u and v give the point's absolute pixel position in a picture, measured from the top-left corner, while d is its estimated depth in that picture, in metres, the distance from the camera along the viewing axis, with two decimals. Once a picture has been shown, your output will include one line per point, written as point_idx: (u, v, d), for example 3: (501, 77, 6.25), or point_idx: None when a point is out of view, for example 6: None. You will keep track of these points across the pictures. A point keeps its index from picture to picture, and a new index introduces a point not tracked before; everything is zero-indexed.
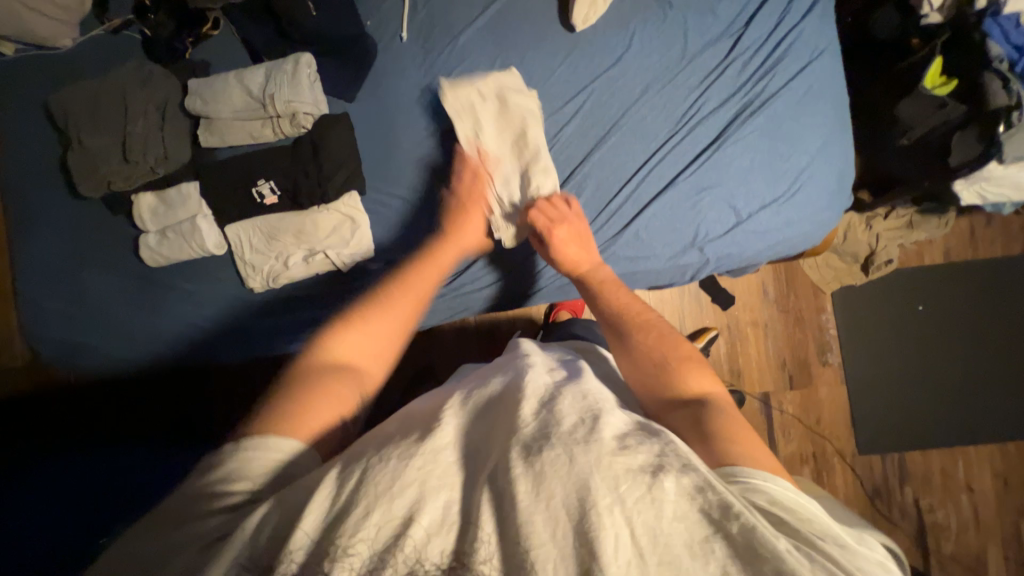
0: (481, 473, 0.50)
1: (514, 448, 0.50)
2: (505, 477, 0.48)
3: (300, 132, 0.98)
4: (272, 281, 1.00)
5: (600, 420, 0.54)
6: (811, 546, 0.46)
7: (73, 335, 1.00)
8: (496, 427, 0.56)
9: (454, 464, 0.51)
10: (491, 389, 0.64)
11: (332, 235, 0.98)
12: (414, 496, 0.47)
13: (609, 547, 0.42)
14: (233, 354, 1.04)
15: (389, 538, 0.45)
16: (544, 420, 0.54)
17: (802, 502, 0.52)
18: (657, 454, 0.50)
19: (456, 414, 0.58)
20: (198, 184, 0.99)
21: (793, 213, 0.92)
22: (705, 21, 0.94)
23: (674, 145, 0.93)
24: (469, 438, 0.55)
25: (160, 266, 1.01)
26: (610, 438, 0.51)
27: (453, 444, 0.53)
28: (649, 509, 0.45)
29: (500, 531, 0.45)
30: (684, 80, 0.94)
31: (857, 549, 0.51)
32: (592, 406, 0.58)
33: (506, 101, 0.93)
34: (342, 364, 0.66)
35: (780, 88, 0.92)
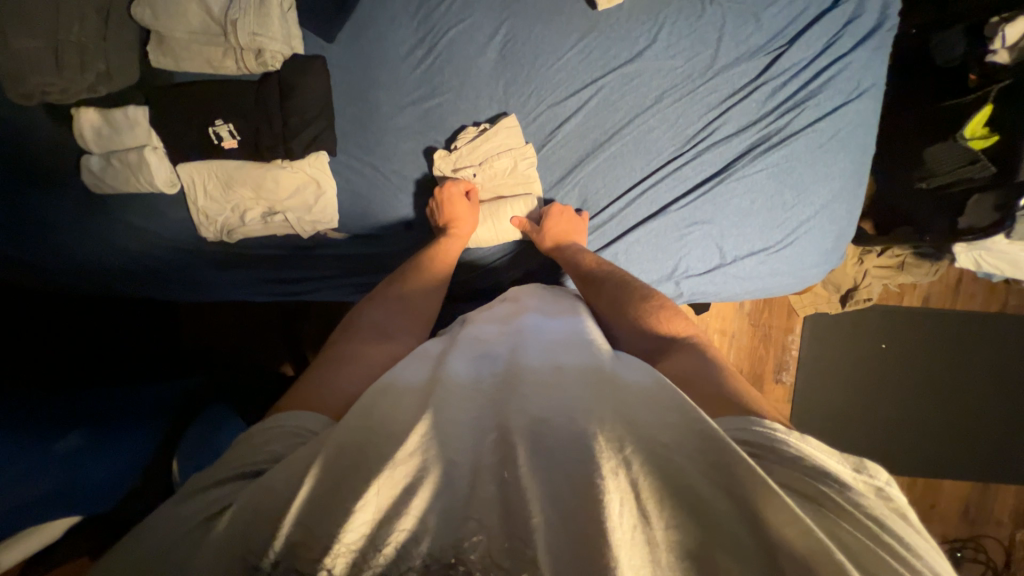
0: (488, 441, 0.49)
1: (522, 419, 0.50)
2: (509, 446, 0.47)
3: (267, 71, 0.86)
4: (229, 235, 0.94)
5: (597, 403, 0.51)
6: (823, 507, 0.44)
7: (10, 250, 0.94)
8: (497, 398, 0.54)
9: (449, 444, 0.48)
10: (486, 369, 0.59)
11: (294, 196, 0.91)
12: (420, 463, 0.46)
13: (616, 510, 0.42)
14: (194, 296, 1.02)
15: (367, 536, 0.41)
16: (547, 398, 0.53)
17: (797, 447, 0.49)
18: (663, 421, 0.50)
19: (452, 383, 0.56)
20: (148, 110, 0.87)
21: (779, 264, 0.87)
22: (746, 30, 0.81)
23: (674, 169, 0.85)
24: (465, 399, 0.54)
25: (104, 194, 0.92)
26: (615, 404, 0.52)
27: (443, 417, 0.50)
28: (654, 470, 0.46)
29: (503, 508, 0.43)
30: (704, 95, 0.83)
31: (855, 481, 0.48)
32: (592, 369, 0.58)
33: (493, 167, 0.86)
34: (362, 332, 0.69)
35: (805, 126, 0.83)
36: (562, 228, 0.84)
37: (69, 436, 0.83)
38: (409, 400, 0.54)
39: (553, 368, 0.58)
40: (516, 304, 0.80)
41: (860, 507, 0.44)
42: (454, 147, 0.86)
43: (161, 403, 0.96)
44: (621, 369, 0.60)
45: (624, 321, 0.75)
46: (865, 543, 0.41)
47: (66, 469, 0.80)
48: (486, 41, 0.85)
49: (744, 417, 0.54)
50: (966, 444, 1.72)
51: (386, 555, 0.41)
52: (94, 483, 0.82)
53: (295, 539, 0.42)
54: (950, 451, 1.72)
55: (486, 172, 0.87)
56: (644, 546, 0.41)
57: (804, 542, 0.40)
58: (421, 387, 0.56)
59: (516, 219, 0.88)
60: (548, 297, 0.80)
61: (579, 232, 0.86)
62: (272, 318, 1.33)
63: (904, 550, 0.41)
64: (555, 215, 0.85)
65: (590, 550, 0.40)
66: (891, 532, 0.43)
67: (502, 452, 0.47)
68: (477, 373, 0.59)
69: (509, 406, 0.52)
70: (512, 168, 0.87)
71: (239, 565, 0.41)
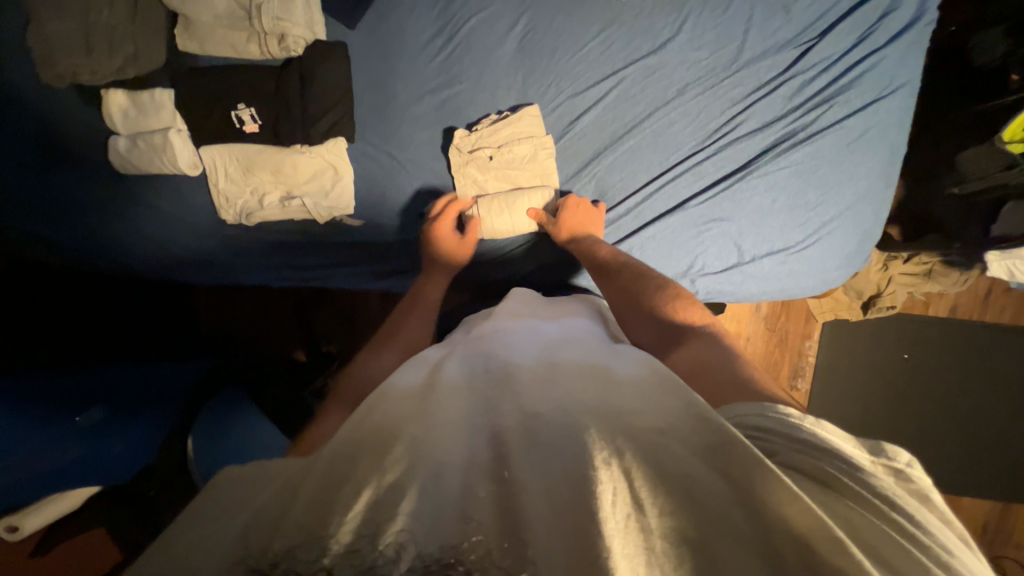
0: (481, 438, 0.49)
1: (513, 417, 0.51)
2: (500, 443, 0.48)
3: (289, 57, 0.87)
4: (247, 219, 0.95)
5: (586, 403, 0.52)
6: (830, 495, 0.42)
7: (39, 227, 0.97)
8: (488, 397, 0.55)
9: (442, 440, 0.49)
10: (479, 370, 0.61)
11: (312, 181, 0.92)
12: (405, 468, 0.45)
13: (608, 501, 0.41)
14: (212, 279, 1.04)
15: (359, 535, 0.41)
16: (538, 395, 0.53)
17: (810, 431, 0.47)
18: (657, 414, 0.50)
19: (447, 385, 0.58)
20: (174, 93, 0.89)
21: (799, 264, 0.85)
22: (774, 23, 0.78)
23: (695, 163, 0.83)
24: (459, 401, 0.55)
25: (129, 175, 0.94)
26: (605, 401, 0.52)
27: (435, 417, 0.52)
28: (647, 460, 0.45)
29: (497, 503, 0.44)
30: (728, 90, 0.81)
31: (868, 463, 0.45)
32: (582, 372, 0.59)
33: (511, 152, 0.85)
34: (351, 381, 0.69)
35: (833, 123, 0.80)
36: (576, 221, 0.84)
37: (91, 410, 0.86)
38: (401, 399, 0.55)
39: (545, 368, 0.59)
40: (514, 303, 0.81)
41: (871, 487, 0.42)
42: (474, 129, 0.86)
43: (180, 389, 0.99)
44: (616, 367, 0.60)
45: (635, 317, 0.75)
46: (868, 521, 0.40)
47: (86, 441, 0.83)
48: (507, 30, 0.84)
49: (757, 403, 0.53)
50: (989, 463, 1.66)
51: (387, 545, 0.40)
52: (111, 457, 0.84)
53: (294, 542, 0.40)
54: (971, 469, 1.66)
55: (503, 156, 0.86)
56: (637, 535, 0.40)
57: (802, 517, 0.39)
58: (418, 387, 0.58)
59: (533, 211, 0.87)
60: (550, 305, 0.82)
61: (596, 223, 0.85)
62: (287, 303, 1.35)
63: (916, 529, 0.39)
64: (572, 207, 0.84)
65: (581, 537, 0.39)
66: (900, 512, 0.41)
67: (496, 450, 0.48)
68: (471, 374, 0.61)
69: (500, 404, 0.53)
70: (530, 157, 0.86)
71: (238, 568, 0.40)
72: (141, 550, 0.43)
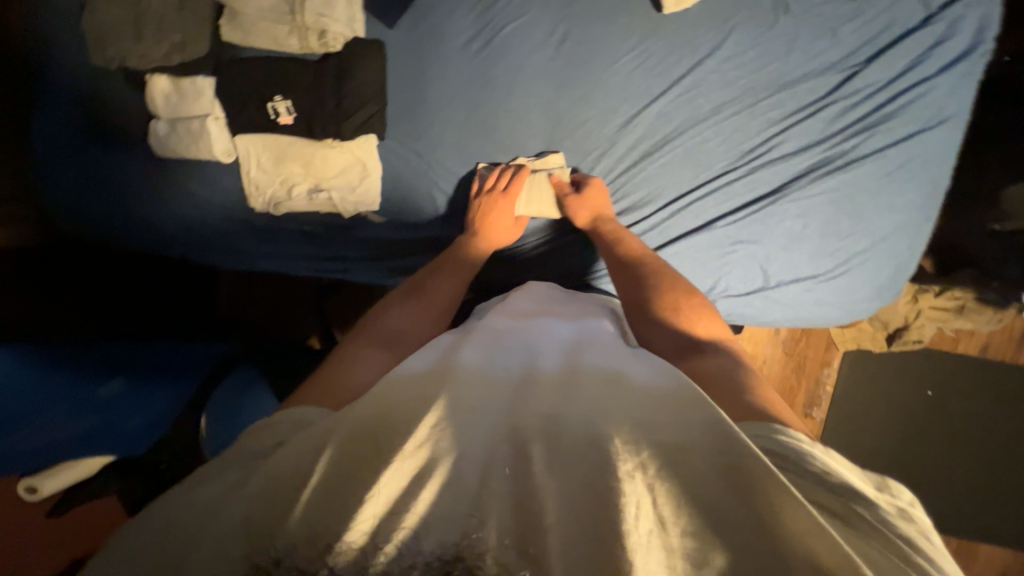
0: (500, 435, 0.49)
1: (532, 416, 0.50)
2: (522, 445, 0.47)
3: (327, 52, 0.89)
4: (275, 210, 0.97)
5: (610, 407, 0.51)
6: (854, 536, 0.41)
7: (74, 201, 1.00)
8: (507, 392, 0.54)
9: (460, 434, 0.48)
10: (496, 364, 0.60)
11: (340, 175, 0.93)
12: (425, 455, 0.45)
13: (632, 515, 0.41)
14: (235, 264, 1.06)
15: (374, 527, 0.41)
16: (562, 400, 0.52)
17: (824, 462, 0.46)
18: (680, 422, 0.48)
19: (464, 372, 0.57)
20: (214, 81, 0.92)
21: (826, 295, 0.82)
22: (820, 45, 0.76)
23: (726, 184, 0.81)
24: (477, 390, 0.54)
25: (165, 158, 0.97)
26: (629, 408, 0.51)
27: (455, 405, 0.51)
28: (674, 476, 0.44)
29: (513, 505, 0.43)
30: (766, 111, 0.79)
31: (877, 497, 0.45)
32: (603, 373, 0.57)
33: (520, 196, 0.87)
34: (370, 333, 0.69)
35: (874, 151, 0.77)
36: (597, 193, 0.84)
37: (112, 382, 0.88)
38: (417, 381, 0.55)
39: (567, 371, 0.58)
40: (530, 295, 0.81)
41: (890, 529, 0.41)
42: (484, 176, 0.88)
43: (200, 359, 0.99)
44: (637, 369, 0.59)
45: (644, 322, 0.71)
46: (892, 564, 0.39)
47: (104, 413, 0.87)
48: (543, 38, 0.84)
49: (766, 424, 0.50)
50: (1012, 511, 1.59)
51: (394, 542, 0.40)
52: (125, 429, 0.88)
53: (295, 541, 0.40)
54: (993, 516, 1.59)
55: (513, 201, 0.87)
56: (660, 552, 0.40)
57: (828, 553, 0.38)
58: (428, 370, 0.57)
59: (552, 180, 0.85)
60: (566, 300, 0.81)
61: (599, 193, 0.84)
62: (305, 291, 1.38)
63: (930, 571, 0.39)
64: (593, 187, 0.82)
65: (603, 559, 0.39)
66: (918, 552, 0.40)
67: (516, 445, 0.47)
68: (487, 364, 0.59)
69: (522, 403, 0.52)
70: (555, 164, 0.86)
71: (243, 563, 0.40)
72: (155, 535, 0.43)
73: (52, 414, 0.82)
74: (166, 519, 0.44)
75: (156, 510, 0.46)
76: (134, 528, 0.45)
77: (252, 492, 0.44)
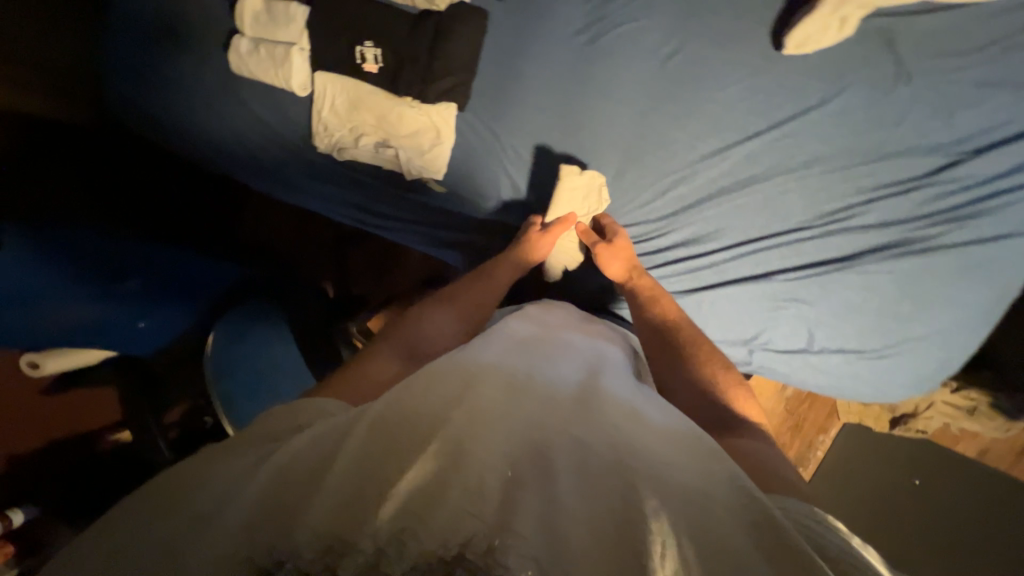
0: (521, 443, 0.48)
1: (557, 433, 0.49)
2: (543, 458, 0.46)
3: (429, 9, 0.88)
4: (338, 154, 0.96)
5: (634, 442, 0.50)
6: None
7: (139, 95, 0.99)
8: (529, 399, 0.53)
9: (482, 435, 0.47)
10: (518, 368, 0.58)
11: (410, 136, 0.92)
12: (448, 453, 0.45)
13: (659, 555, 0.39)
14: (286, 197, 1.06)
15: (391, 528, 0.40)
16: (585, 421, 0.51)
17: (851, 542, 0.45)
18: (700, 473, 0.48)
19: (487, 371, 0.56)
20: (307, 11, 0.92)
21: (864, 372, 0.82)
22: (932, 124, 0.74)
23: (797, 240, 0.80)
24: (500, 392, 0.53)
25: (240, 76, 0.96)
26: (651, 446, 0.50)
27: (477, 407, 0.50)
28: (699, 522, 0.43)
29: (535, 516, 0.42)
30: (857, 177, 0.77)
31: None
32: (628, 408, 0.56)
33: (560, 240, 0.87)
34: (399, 335, 0.72)
35: (957, 244, 0.75)
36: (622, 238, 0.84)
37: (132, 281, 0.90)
38: (441, 377, 0.54)
39: (590, 392, 0.57)
40: (556, 313, 0.80)
41: None
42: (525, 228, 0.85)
43: (216, 282, 1.02)
44: (656, 410, 0.58)
45: (670, 376, 0.72)
46: None
47: (133, 309, 0.91)
48: (650, 48, 0.82)
49: (786, 499, 0.50)
50: None
51: (404, 546, 0.39)
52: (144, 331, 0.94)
53: (302, 541, 0.39)
54: None
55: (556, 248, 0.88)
56: None
57: None
58: (452, 366, 0.57)
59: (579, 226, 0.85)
60: (593, 325, 0.80)
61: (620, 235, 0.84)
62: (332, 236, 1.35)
63: None
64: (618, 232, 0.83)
65: None
66: None
67: (540, 459, 0.46)
68: (508, 367, 0.58)
69: (545, 415, 0.51)
70: (629, 177, 0.85)
71: (243, 566, 0.38)
72: (178, 500, 0.44)
73: (67, 313, 0.84)
74: (189, 488, 0.45)
75: (184, 473, 0.48)
76: (159, 484, 0.47)
77: (269, 482, 0.44)
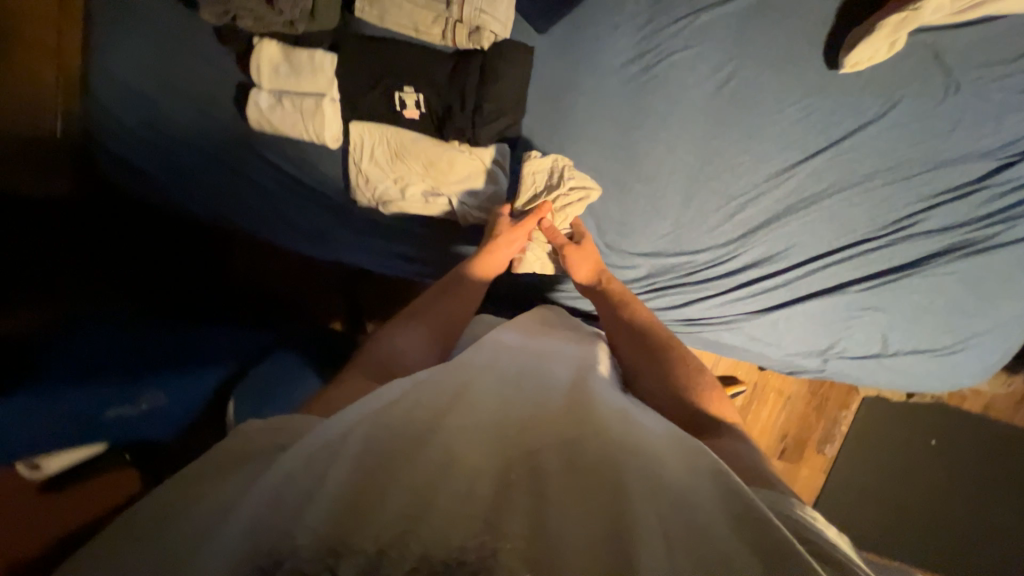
0: (511, 450, 0.43)
1: (560, 437, 0.44)
2: (514, 460, 0.41)
3: (473, 49, 0.82)
4: (382, 207, 0.90)
5: (650, 444, 0.46)
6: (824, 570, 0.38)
7: (151, 161, 0.94)
8: (531, 410, 0.49)
9: (477, 447, 0.42)
10: (517, 382, 0.54)
11: (462, 181, 0.88)
12: (455, 467, 0.39)
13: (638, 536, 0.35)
14: (316, 252, 0.97)
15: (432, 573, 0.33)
16: (594, 423, 0.47)
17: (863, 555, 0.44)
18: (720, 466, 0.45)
19: (485, 389, 0.51)
20: (334, 58, 0.84)
21: (935, 369, 0.86)
22: (982, 130, 0.78)
23: (866, 251, 0.82)
24: (500, 409, 0.48)
25: (262, 131, 0.90)
26: (671, 450, 0.47)
27: (480, 424, 0.45)
28: (674, 504, 0.39)
29: (535, 516, 0.37)
30: (916, 187, 0.80)
31: None
32: (628, 410, 0.53)
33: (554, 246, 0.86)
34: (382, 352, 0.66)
35: (1013, 241, 0.80)
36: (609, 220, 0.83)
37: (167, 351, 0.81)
38: (436, 396, 0.49)
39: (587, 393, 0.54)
40: (543, 322, 0.76)
41: None
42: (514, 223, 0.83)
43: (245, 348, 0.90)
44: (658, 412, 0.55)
45: (641, 371, 0.69)
46: None
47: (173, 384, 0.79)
48: (706, 74, 0.81)
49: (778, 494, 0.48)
50: None
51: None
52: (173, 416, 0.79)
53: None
54: None
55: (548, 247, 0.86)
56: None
57: None
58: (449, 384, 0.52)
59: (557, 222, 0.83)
60: (561, 322, 0.78)
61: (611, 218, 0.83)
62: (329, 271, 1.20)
63: None
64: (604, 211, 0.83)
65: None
66: None
67: (534, 462, 0.41)
68: (506, 382, 0.54)
69: (528, 418, 0.47)
70: (695, 205, 0.85)
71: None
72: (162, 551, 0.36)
73: (53, 412, 0.68)
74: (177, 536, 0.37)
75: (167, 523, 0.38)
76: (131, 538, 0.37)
77: (264, 510, 0.37)
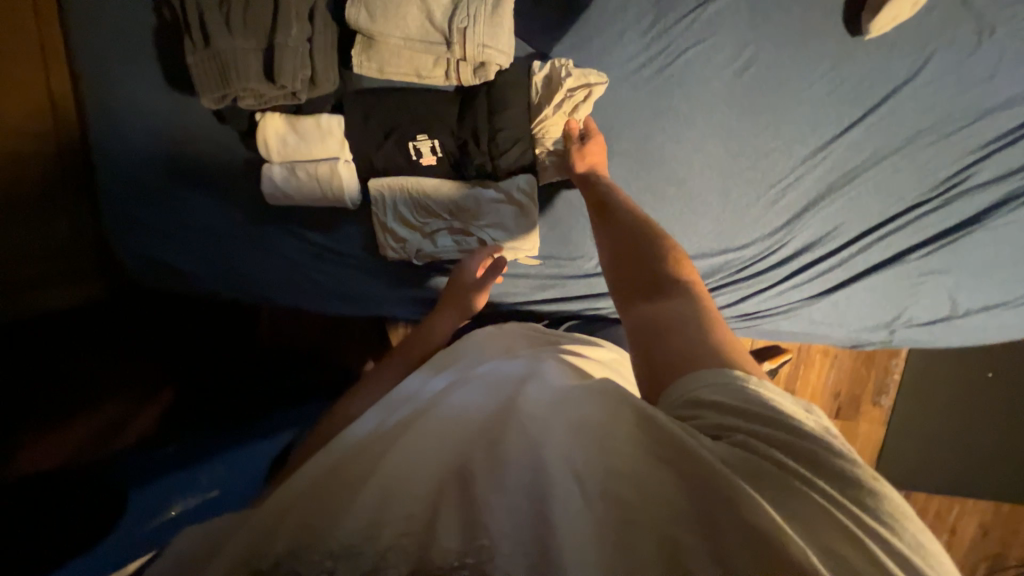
0: (446, 453, 0.41)
1: (486, 431, 0.42)
2: (438, 460, 0.40)
3: (479, 84, 0.80)
4: (415, 258, 0.88)
5: (597, 404, 0.43)
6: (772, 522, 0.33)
7: (155, 250, 0.87)
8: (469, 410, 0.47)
9: (403, 458, 0.41)
10: (462, 390, 0.52)
11: (492, 219, 0.86)
12: (377, 483, 0.39)
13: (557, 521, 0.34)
14: (351, 311, 0.95)
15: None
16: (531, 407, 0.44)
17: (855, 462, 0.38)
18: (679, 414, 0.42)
19: (429, 405, 0.49)
20: (343, 118, 0.81)
21: (1007, 320, 0.83)
22: (1023, 71, 0.74)
23: (921, 214, 0.79)
24: (439, 414, 0.47)
25: (277, 204, 0.86)
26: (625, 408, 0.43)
27: (409, 434, 0.44)
28: (612, 472, 0.36)
29: (461, 515, 0.36)
30: (959, 142, 0.77)
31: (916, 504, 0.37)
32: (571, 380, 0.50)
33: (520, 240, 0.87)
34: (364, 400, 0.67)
35: None
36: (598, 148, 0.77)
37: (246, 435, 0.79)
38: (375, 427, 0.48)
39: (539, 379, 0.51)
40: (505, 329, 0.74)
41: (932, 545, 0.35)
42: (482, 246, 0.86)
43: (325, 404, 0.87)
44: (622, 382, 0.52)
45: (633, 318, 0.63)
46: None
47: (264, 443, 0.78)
48: (724, 64, 0.78)
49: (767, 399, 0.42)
50: None
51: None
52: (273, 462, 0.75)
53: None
54: None
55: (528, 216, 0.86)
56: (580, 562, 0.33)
57: None
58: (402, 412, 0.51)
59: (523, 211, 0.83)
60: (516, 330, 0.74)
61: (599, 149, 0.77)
62: None
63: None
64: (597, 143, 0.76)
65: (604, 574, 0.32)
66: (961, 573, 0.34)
67: (459, 465, 0.39)
68: (454, 395, 0.52)
69: (462, 421, 0.45)
70: (736, 198, 0.81)
71: None
72: None
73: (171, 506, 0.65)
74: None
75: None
76: None
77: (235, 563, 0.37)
